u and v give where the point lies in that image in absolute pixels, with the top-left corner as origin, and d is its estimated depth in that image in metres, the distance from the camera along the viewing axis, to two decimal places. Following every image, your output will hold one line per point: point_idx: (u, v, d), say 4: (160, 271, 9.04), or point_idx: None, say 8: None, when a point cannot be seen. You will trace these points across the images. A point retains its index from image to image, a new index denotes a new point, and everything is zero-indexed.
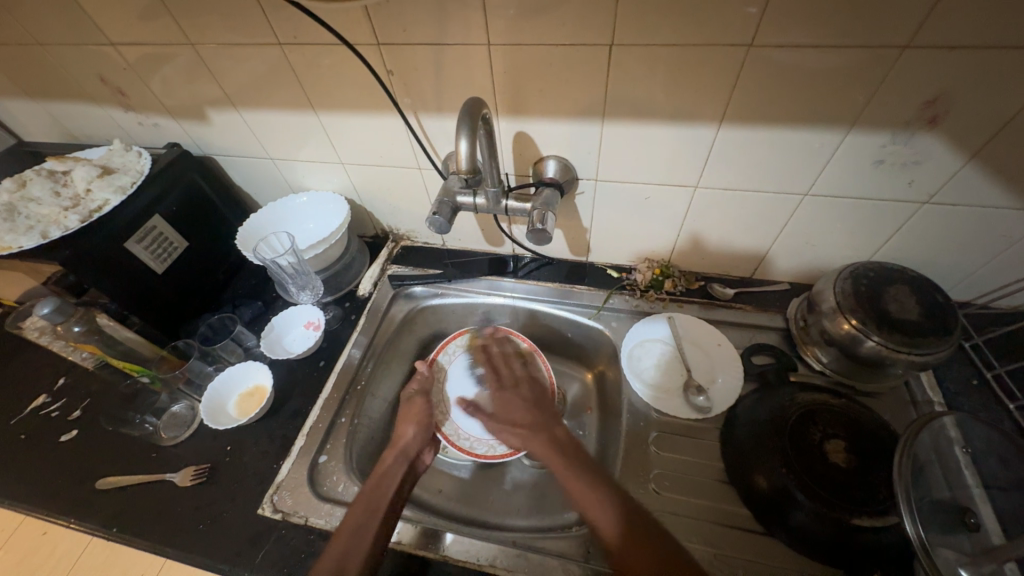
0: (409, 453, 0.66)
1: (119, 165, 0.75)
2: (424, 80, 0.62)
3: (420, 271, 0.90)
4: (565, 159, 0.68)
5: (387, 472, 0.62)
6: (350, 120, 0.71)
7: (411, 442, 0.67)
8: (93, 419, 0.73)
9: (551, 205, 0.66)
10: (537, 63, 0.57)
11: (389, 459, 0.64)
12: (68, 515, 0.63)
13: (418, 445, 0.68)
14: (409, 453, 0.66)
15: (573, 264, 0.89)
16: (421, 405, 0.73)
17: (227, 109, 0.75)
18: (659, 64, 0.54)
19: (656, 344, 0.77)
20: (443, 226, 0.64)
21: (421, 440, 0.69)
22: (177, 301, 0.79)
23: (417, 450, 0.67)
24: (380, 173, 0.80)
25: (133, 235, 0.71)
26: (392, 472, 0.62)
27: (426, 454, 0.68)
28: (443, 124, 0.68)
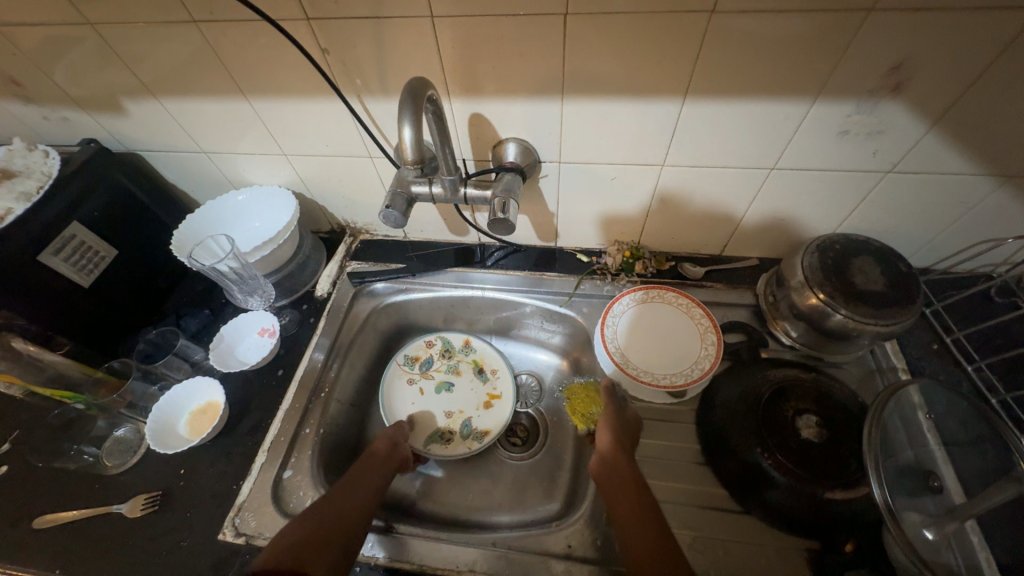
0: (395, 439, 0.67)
1: (22, 168, 0.65)
2: (364, 59, 0.56)
3: (382, 266, 0.85)
4: (525, 141, 0.64)
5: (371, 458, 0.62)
6: (287, 106, 0.64)
7: (394, 434, 0.68)
8: (24, 452, 0.67)
9: (513, 191, 0.62)
10: (488, 36, 0.52)
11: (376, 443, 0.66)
12: (3, 560, 0.57)
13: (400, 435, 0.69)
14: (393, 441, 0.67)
15: (542, 250, 0.86)
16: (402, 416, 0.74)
17: (146, 99, 0.66)
18: (618, 37, 0.50)
19: (643, 330, 0.74)
20: (398, 220, 0.60)
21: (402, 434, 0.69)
22: (111, 315, 0.72)
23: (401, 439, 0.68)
24: (329, 164, 0.74)
25: (48, 247, 0.63)
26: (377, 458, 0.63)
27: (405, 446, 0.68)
28: (391, 108, 0.62)
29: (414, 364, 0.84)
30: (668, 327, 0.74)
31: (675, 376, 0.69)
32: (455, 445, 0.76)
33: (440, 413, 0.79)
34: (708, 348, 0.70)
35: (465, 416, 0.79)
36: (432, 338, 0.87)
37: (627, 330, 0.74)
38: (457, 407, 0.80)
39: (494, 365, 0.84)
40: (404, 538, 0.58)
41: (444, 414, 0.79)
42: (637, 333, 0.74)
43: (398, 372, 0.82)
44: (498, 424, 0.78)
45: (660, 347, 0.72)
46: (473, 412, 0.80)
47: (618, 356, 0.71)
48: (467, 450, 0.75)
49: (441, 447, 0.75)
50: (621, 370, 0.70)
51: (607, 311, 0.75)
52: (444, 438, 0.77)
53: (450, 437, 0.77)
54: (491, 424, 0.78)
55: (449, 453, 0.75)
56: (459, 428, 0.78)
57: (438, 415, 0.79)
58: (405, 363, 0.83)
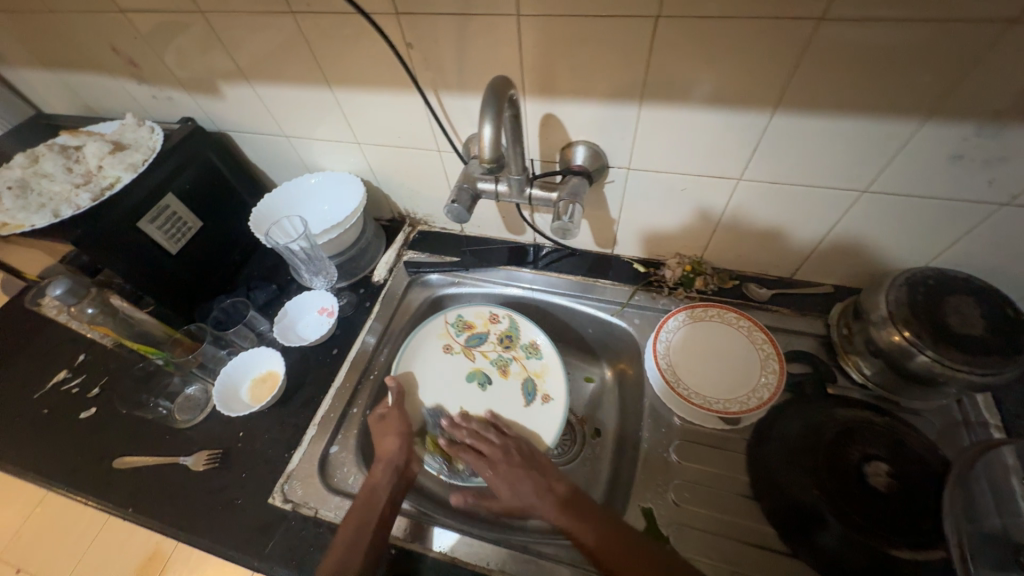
0: (398, 465, 0.61)
1: (131, 141, 0.72)
2: (446, 52, 0.57)
3: (437, 258, 0.87)
4: (595, 145, 0.63)
5: (374, 489, 0.59)
6: (366, 97, 0.66)
7: (396, 454, 0.62)
8: (112, 397, 0.74)
9: (579, 195, 0.60)
10: (571, 36, 0.51)
11: (375, 474, 0.60)
12: (89, 491, 0.64)
13: (405, 454, 0.63)
14: (397, 466, 0.61)
15: (597, 255, 0.84)
16: (396, 418, 0.66)
17: (240, 83, 0.71)
18: (708, 42, 0.48)
19: (699, 350, 0.70)
20: (461, 215, 0.61)
21: (406, 449, 0.63)
22: (192, 281, 0.78)
23: (406, 463, 0.62)
24: (398, 155, 0.76)
25: (144, 216, 0.69)
26: (378, 489, 0.59)
27: (415, 461, 0.64)
28: (465, 104, 0.63)
29: (463, 331, 0.80)
30: (723, 352, 0.70)
31: (730, 403, 0.65)
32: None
33: (453, 408, 0.74)
34: (767, 378, 0.65)
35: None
36: (498, 315, 0.81)
37: (681, 347, 0.71)
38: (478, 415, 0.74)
39: (548, 391, 0.74)
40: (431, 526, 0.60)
41: (457, 416, 0.73)
42: (693, 353, 0.70)
43: (445, 329, 0.79)
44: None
45: (716, 371, 0.68)
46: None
47: (667, 373, 0.68)
48: (454, 469, 0.68)
49: (432, 450, 0.70)
50: (669, 387, 0.67)
51: (660, 325, 0.73)
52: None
53: None
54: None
55: (435, 460, 0.68)
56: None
57: (450, 410, 0.74)
58: (454, 323, 0.80)
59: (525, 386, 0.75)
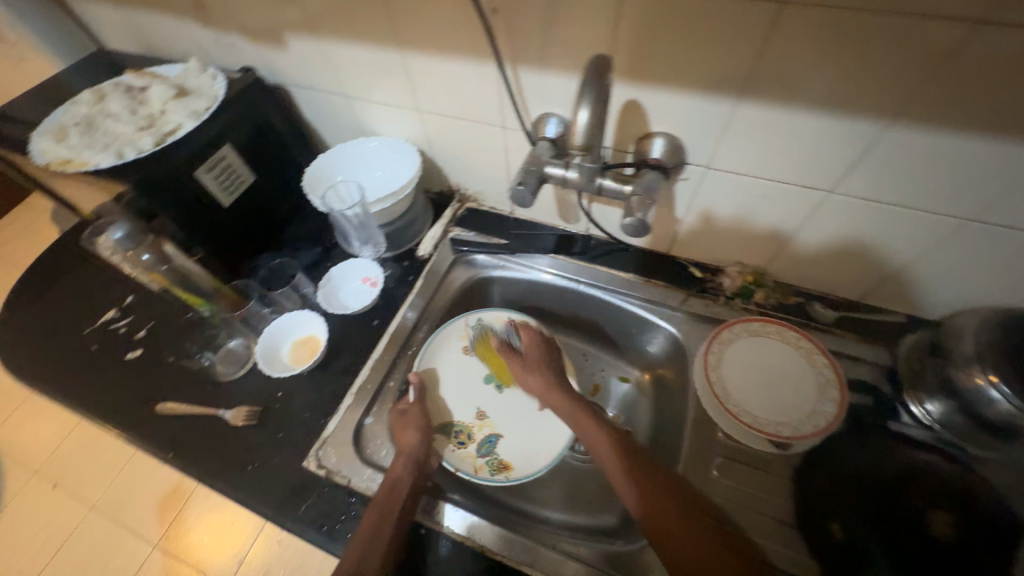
0: (418, 459, 0.60)
1: (194, 88, 0.71)
2: (532, 22, 0.53)
3: (484, 238, 0.84)
4: (675, 138, 0.58)
5: (396, 481, 0.56)
6: (436, 63, 0.63)
7: (418, 447, 0.60)
8: (158, 341, 0.75)
9: (654, 192, 0.56)
10: (676, 17, 0.46)
11: (396, 466, 0.58)
12: (133, 431, 0.66)
13: (425, 448, 0.61)
14: (418, 459, 0.60)
15: (652, 254, 0.80)
16: (416, 412, 0.64)
17: (306, 36, 0.68)
18: (834, 37, 0.43)
19: (753, 366, 0.67)
20: (525, 199, 0.58)
21: (426, 442, 0.62)
22: (241, 235, 0.78)
23: (423, 458, 0.60)
24: (460, 127, 0.72)
25: (202, 165, 0.68)
26: (401, 482, 0.56)
27: (433, 456, 0.62)
28: (543, 80, 0.59)
29: (482, 334, 0.77)
30: (778, 371, 0.66)
31: (781, 426, 0.61)
32: (464, 457, 0.67)
33: (470, 409, 0.72)
34: (824, 407, 0.62)
35: (496, 433, 0.70)
36: (516, 321, 0.77)
37: (733, 360, 0.67)
38: (495, 415, 0.72)
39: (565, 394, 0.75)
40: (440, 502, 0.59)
41: (475, 415, 0.72)
42: (745, 367, 0.67)
43: (464, 332, 0.76)
44: (523, 469, 0.66)
45: (768, 390, 0.65)
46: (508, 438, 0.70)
47: (716, 387, 0.65)
48: (471, 469, 0.66)
49: (451, 448, 0.68)
50: (717, 402, 0.64)
51: (712, 335, 0.69)
52: (459, 442, 0.69)
53: (467, 444, 0.69)
54: (517, 465, 0.66)
55: (452, 459, 0.67)
56: (482, 439, 0.69)
57: (468, 410, 0.72)
58: (473, 326, 0.77)
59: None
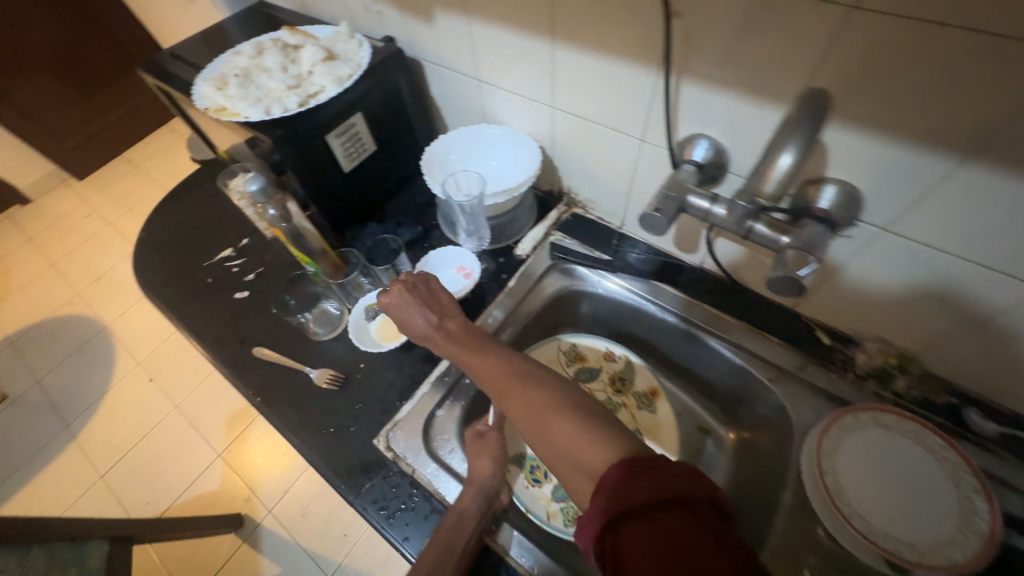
0: (488, 494, 0.56)
1: (341, 52, 0.72)
2: (717, 33, 0.46)
3: (586, 250, 0.79)
4: (854, 189, 0.49)
5: (464, 513, 0.53)
6: (588, 61, 0.58)
7: (489, 479, 0.57)
8: (262, 287, 0.80)
9: (818, 248, 0.48)
10: (916, 51, 0.38)
11: (464, 496, 0.55)
12: (230, 368, 0.70)
13: (496, 483, 0.57)
14: (488, 494, 0.56)
15: (771, 305, 0.71)
16: (493, 441, 0.61)
17: (456, 14, 0.66)
18: None
19: (880, 463, 0.57)
20: (658, 227, 0.53)
21: (499, 476, 0.58)
22: (352, 202, 0.79)
23: (493, 494, 0.57)
24: (591, 131, 0.67)
25: (334, 130, 0.69)
26: (468, 515, 0.53)
27: (503, 491, 0.59)
28: (708, 98, 0.52)
29: (575, 361, 0.78)
30: (912, 479, 0.56)
31: (903, 545, 0.52)
32: (537, 497, 0.64)
33: None
34: (969, 538, 0.51)
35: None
36: (613, 353, 0.79)
37: (855, 449, 0.58)
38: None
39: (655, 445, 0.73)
40: (502, 522, 0.56)
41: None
42: (869, 462, 0.57)
43: (555, 356, 0.78)
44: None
45: (894, 497, 0.55)
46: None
47: (827, 480, 0.56)
48: (544, 513, 0.62)
49: (524, 484, 0.65)
50: (827, 498, 0.55)
51: (832, 418, 0.60)
52: (534, 479, 0.66)
53: (543, 483, 0.65)
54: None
55: (525, 497, 0.64)
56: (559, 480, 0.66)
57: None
58: (567, 352, 0.79)
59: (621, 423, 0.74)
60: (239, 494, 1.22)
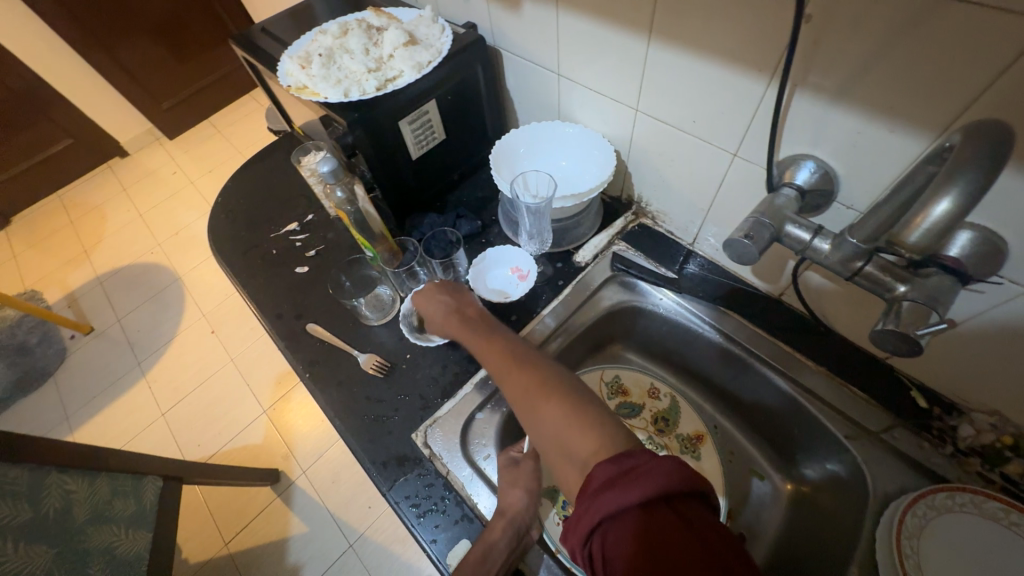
0: (519, 528, 0.53)
1: (422, 37, 0.70)
2: (852, 43, 0.40)
3: (651, 266, 0.74)
4: (999, 238, 0.41)
5: (492, 548, 0.50)
6: (686, 64, 0.53)
7: (521, 514, 0.53)
8: (321, 264, 0.82)
9: (943, 299, 0.40)
10: None
11: (493, 529, 0.52)
12: (284, 341, 0.72)
13: (529, 517, 0.54)
14: (518, 529, 0.52)
15: (858, 352, 0.63)
16: (529, 469, 0.57)
17: (546, 4, 0.62)
18: None
19: (974, 553, 0.50)
20: (747, 255, 0.47)
21: (531, 510, 0.54)
22: (415, 190, 0.79)
23: (524, 528, 0.53)
24: (676, 140, 0.62)
25: (407, 116, 0.68)
26: (496, 551, 0.50)
27: (534, 527, 0.55)
28: (825, 116, 0.46)
29: (616, 395, 0.75)
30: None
31: None
32: None
33: None
34: None
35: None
36: (658, 390, 0.76)
37: (946, 531, 0.51)
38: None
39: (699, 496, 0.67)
40: (533, 546, 0.55)
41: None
42: (959, 547, 0.51)
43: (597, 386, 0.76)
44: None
45: None
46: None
47: (907, 565, 0.49)
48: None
49: (557, 521, 0.62)
50: None
51: (920, 494, 0.53)
52: (568, 516, 0.63)
53: None
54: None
55: (559, 535, 0.61)
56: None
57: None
58: (609, 384, 0.76)
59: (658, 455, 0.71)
60: (277, 451, 1.29)
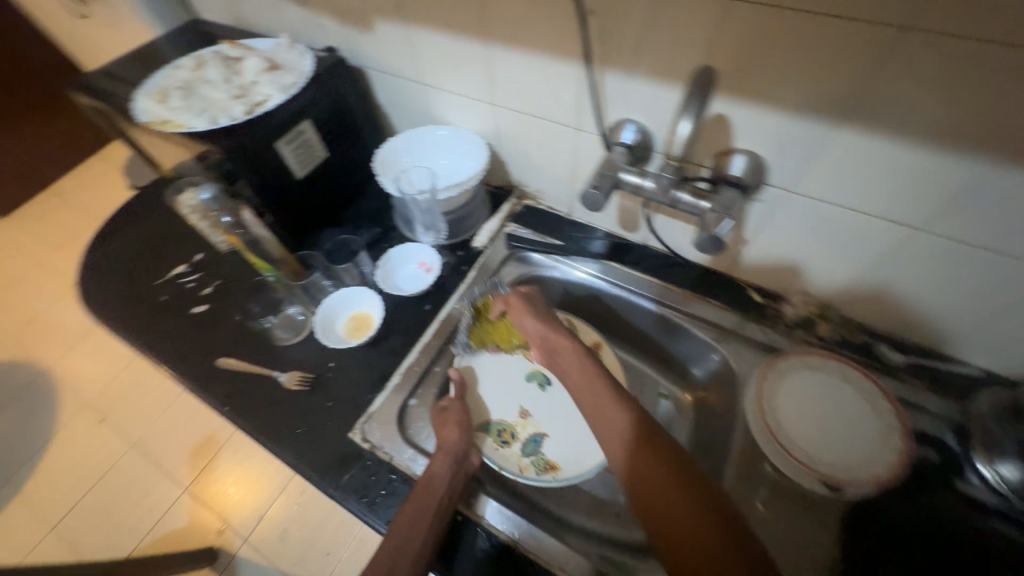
0: (457, 456, 0.60)
1: (284, 62, 0.74)
2: (628, 28, 0.52)
3: (539, 237, 0.84)
4: (759, 156, 0.56)
5: (433, 477, 0.57)
6: (521, 59, 0.63)
7: (456, 443, 0.60)
8: (222, 299, 0.80)
9: (733, 209, 0.55)
10: (785, 34, 0.45)
11: (432, 464, 0.58)
12: (193, 382, 0.70)
13: (465, 445, 0.61)
14: (456, 456, 0.59)
15: (709, 272, 0.78)
16: (458, 408, 0.65)
17: (395, 22, 0.69)
18: (962, 69, 0.40)
19: (816, 399, 0.64)
20: (597, 202, 0.57)
21: (465, 439, 0.62)
22: (308, 209, 0.81)
23: (462, 454, 0.60)
24: (531, 125, 0.72)
25: (284, 137, 0.70)
26: (437, 478, 0.57)
27: (473, 453, 0.62)
28: (628, 86, 0.58)
29: None
30: (841, 409, 0.62)
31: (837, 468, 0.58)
32: (507, 456, 0.68)
33: (513, 407, 0.73)
34: (886, 458, 0.58)
35: (541, 434, 0.71)
36: (557, 319, 0.80)
37: (793, 388, 0.65)
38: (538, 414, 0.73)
39: None
40: (481, 495, 0.61)
41: (518, 415, 0.72)
42: (807, 399, 0.64)
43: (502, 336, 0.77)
44: (571, 470, 0.66)
45: (826, 428, 0.61)
46: (553, 437, 0.70)
47: (768, 418, 0.62)
48: (516, 468, 0.66)
49: (493, 446, 0.69)
50: (769, 434, 0.61)
51: (769, 362, 0.67)
52: (503, 441, 0.69)
53: (511, 443, 0.69)
54: (564, 466, 0.67)
55: (496, 457, 0.67)
56: (526, 438, 0.70)
57: (511, 410, 0.73)
58: None
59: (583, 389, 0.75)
60: (210, 527, 1.17)
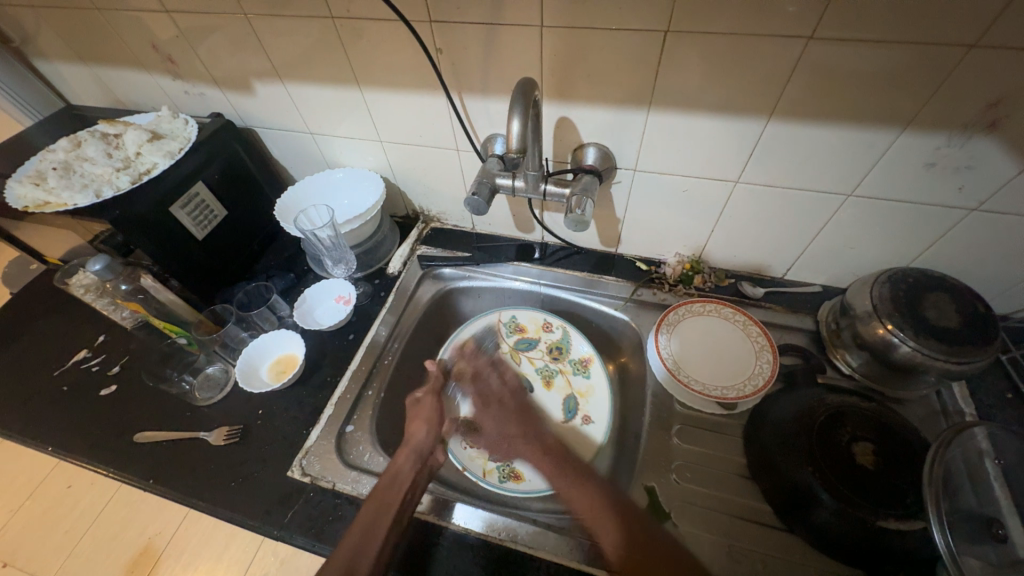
0: (422, 452, 0.65)
1: (167, 132, 0.77)
2: (473, 60, 0.62)
3: (449, 253, 0.91)
4: (604, 146, 0.68)
5: (400, 469, 0.61)
6: (393, 97, 0.71)
7: (423, 441, 0.66)
8: (132, 375, 0.77)
9: (590, 191, 0.65)
10: (589, 48, 0.57)
11: (398, 460, 0.62)
12: (109, 464, 0.66)
13: (430, 443, 0.67)
14: (421, 452, 0.64)
15: (602, 254, 0.89)
16: (428, 406, 0.72)
17: (273, 81, 0.75)
18: (711, 55, 0.53)
19: (702, 339, 0.75)
20: (481, 206, 0.64)
21: (432, 439, 0.67)
22: (214, 267, 0.81)
23: (428, 450, 0.65)
24: (418, 153, 0.80)
25: (177, 201, 0.72)
26: (403, 472, 0.61)
27: (439, 451, 0.67)
28: (486, 106, 0.68)
29: (514, 333, 0.86)
30: (722, 341, 0.74)
31: (727, 389, 0.68)
32: (472, 458, 0.72)
33: (489, 409, 0.79)
34: (762, 365, 0.69)
35: None
36: (551, 325, 0.85)
37: (683, 334, 0.75)
38: None
39: (589, 412, 0.77)
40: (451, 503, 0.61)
41: (489, 417, 0.77)
42: (695, 341, 0.75)
43: (496, 329, 0.86)
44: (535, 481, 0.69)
45: (713, 359, 0.73)
46: (520, 445, 0.74)
47: (669, 362, 0.72)
48: (480, 471, 0.70)
49: (462, 445, 0.73)
50: (672, 375, 0.70)
51: (661, 320, 0.77)
52: (473, 441, 0.74)
53: (481, 444, 0.74)
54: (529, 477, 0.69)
55: (462, 456, 0.72)
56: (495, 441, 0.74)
57: (487, 411, 0.78)
58: (507, 324, 0.86)
59: (568, 402, 0.79)
60: None
